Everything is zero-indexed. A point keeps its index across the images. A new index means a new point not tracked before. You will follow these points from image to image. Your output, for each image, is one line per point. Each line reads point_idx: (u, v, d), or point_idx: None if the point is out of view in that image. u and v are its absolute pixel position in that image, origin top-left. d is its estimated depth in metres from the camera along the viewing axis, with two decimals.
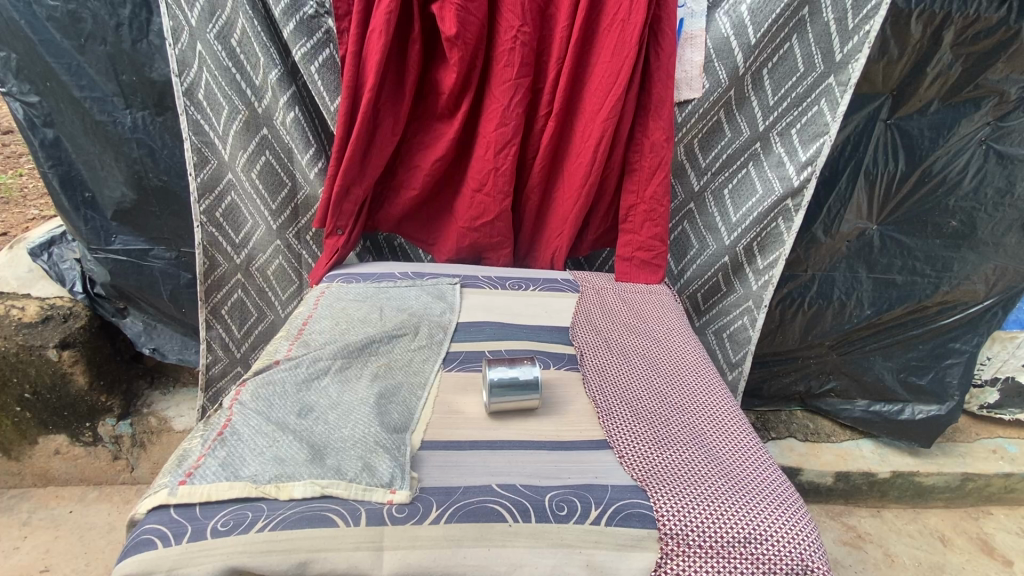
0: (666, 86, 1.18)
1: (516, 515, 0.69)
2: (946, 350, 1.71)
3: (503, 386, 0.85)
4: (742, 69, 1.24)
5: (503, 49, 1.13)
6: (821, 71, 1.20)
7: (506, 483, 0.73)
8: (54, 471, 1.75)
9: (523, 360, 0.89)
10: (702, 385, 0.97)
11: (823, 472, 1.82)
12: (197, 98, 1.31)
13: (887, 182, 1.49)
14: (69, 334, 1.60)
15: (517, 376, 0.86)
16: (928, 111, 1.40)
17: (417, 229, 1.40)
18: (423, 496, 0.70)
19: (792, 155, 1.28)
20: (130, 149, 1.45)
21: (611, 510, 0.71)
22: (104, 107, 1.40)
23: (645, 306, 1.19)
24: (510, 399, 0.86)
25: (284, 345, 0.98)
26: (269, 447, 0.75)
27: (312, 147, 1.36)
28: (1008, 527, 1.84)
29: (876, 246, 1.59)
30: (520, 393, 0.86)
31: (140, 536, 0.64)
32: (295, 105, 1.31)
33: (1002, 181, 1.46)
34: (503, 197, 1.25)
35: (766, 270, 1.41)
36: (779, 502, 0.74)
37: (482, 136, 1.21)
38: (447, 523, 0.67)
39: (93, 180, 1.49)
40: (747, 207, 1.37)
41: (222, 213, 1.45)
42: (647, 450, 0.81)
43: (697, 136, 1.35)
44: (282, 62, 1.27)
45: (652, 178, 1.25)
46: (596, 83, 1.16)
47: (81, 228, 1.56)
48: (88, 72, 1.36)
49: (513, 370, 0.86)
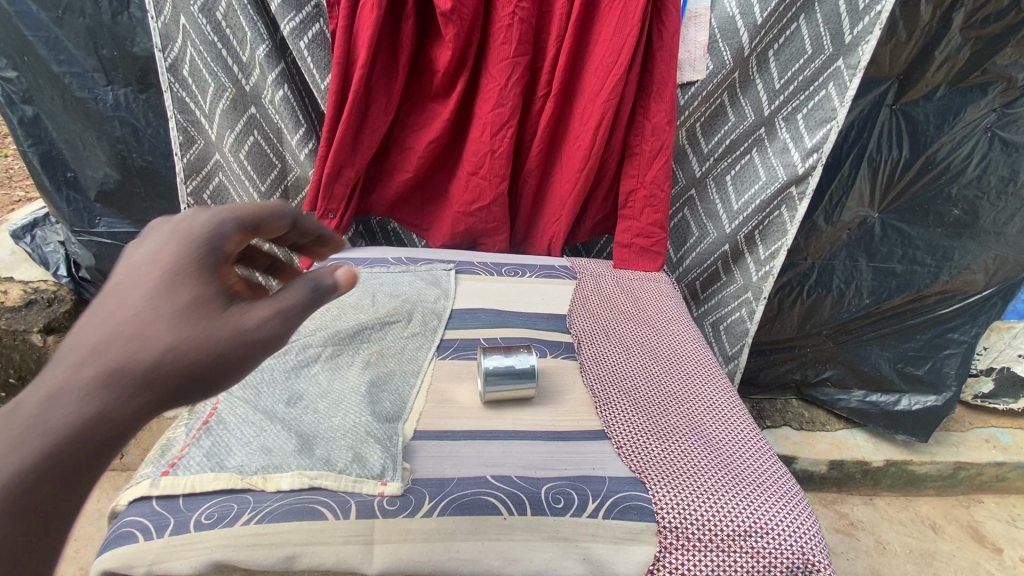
0: (668, 67, 1.14)
1: (510, 508, 0.67)
2: (943, 341, 1.70)
3: (499, 375, 0.83)
4: (747, 50, 1.19)
5: (500, 26, 1.08)
6: (829, 54, 1.16)
7: (501, 474, 0.71)
8: None
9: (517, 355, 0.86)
10: (700, 373, 0.95)
11: (817, 461, 1.82)
12: (182, 75, 1.26)
13: (891, 169, 1.46)
14: (53, 319, 1.54)
15: (513, 365, 0.84)
16: (935, 96, 1.36)
17: (410, 213, 1.37)
18: (414, 488, 0.68)
19: (798, 141, 1.25)
20: (112, 127, 1.40)
21: (609, 503, 0.69)
22: (85, 84, 1.34)
23: (644, 294, 1.17)
24: (507, 388, 0.83)
25: None
26: (256, 437, 0.72)
27: (301, 127, 1.31)
28: (999, 515, 1.85)
29: (876, 234, 1.57)
30: (515, 383, 0.84)
31: (120, 529, 0.62)
32: (283, 83, 1.25)
33: (1007, 169, 1.43)
34: (499, 181, 1.21)
35: (767, 261, 1.38)
36: (779, 493, 0.72)
37: (478, 117, 1.17)
38: (438, 517, 0.65)
39: (75, 160, 1.44)
40: (749, 194, 1.34)
41: (210, 195, 1.41)
42: (646, 441, 0.78)
43: (699, 119, 1.32)
44: (270, 38, 1.21)
45: (652, 163, 1.21)
46: (596, 63, 1.12)
47: (64, 210, 1.51)
48: (66, 46, 1.30)
49: (508, 359, 0.84)
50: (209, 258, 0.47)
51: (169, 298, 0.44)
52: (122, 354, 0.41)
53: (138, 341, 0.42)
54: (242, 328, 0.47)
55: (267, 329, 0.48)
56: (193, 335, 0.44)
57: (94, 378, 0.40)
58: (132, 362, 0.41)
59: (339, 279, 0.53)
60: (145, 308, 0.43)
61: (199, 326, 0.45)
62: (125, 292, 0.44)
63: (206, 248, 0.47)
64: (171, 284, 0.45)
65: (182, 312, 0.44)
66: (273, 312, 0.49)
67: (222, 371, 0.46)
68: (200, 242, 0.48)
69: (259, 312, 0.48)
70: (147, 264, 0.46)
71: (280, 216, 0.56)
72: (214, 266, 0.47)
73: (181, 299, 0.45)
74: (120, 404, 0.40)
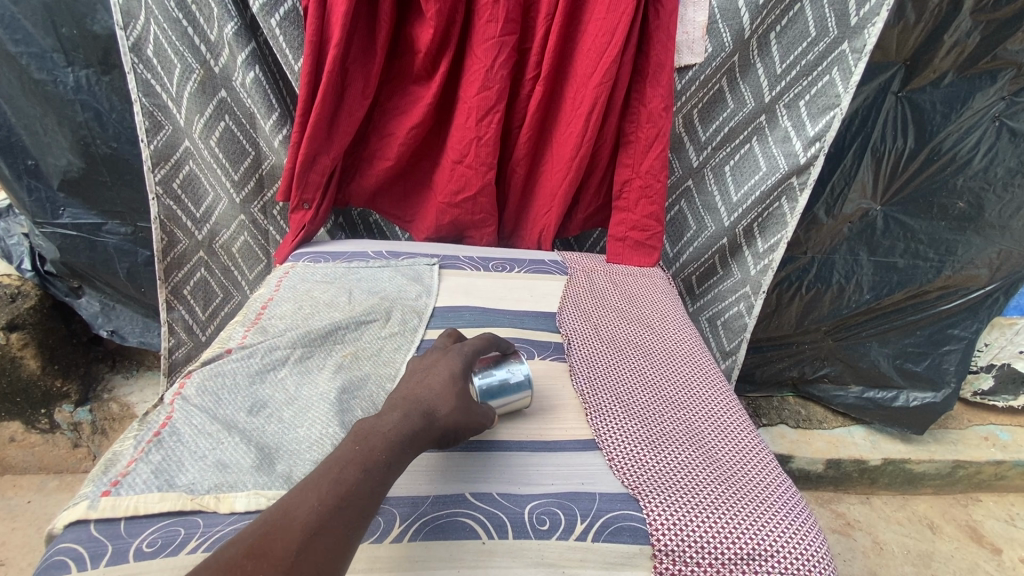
0: (666, 48, 1.06)
1: (490, 532, 0.61)
2: (944, 336, 1.65)
3: (492, 393, 0.73)
4: (748, 32, 1.13)
5: (485, 3, 1.01)
6: (834, 37, 1.09)
7: (481, 491, 0.65)
8: (10, 459, 1.65)
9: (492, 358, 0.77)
10: (698, 376, 0.89)
11: (814, 460, 1.79)
12: (146, 55, 1.17)
13: (894, 160, 1.41)
14: (17, 315, 1.48)
15: (506, 379, 0.74)
16: (942, 83, 1.30)
17: (392, 204, 1.29)
18: (384, 509, 0.61)
19: (799, 129, 1.19)
20: (74, 112, 1.31)
21: (599, 525, 0.63)
22: (43, 65, 1.25)
23: (638, 290, 1.11)
24: (501, 403, 0.74)
25: (239, 332, 0.89)
26: (212, 451, 0.66)
27: (275, 112, 1.23)
28: (997, 514, 1.82)
29: (878, 228, 1.51)
30: (506, 394, 0.74)
31: (52, 559, 0.55)
32: (254, 64, 1.17)
33: (1015, 160, 1.37)
34: (486, 170, 1.14)
35: (767, 254, 1.33)
36: (784, 511, 0.66)
37: (463, 102, 1.09)
38: (409, 542, 0.59)
39: (35, 147, 1.35)
40: (749, 185, 1.28)
41: (180, 184, 1.32)
42: (640, 452, 0.72)
43: (697, 106, 1.25)
44: (239, 15, 1.13)
45: (648, 152, 1.14)
46: (588, 44, 1.05)
47: (24, 200, 1.42)
48: (22, 24, 1.21)
49: (500, 373, 0.74)
50: (458, 360, 0.68)
51: (453, 382, 0.65)
52: (416, 411, 0.60)
53: (427, 408, 0.61)
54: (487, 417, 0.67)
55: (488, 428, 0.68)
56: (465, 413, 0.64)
57: (403, 426, 0.58)
58: (423, 423, 0.60)
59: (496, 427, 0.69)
60: (429, 387, 0.63)
61: (458, 402, 0.64)
62: (426, 384, 0.64)
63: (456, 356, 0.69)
64: (450, 376, 0.65)
65: (450, 390, 0.64)
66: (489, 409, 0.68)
67: (455, 436, 0.65)
68: (451, 354, 0.69)
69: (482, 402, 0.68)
70: (431, 366, 0.67)
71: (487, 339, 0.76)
72: (461, 363, 0.68)
73: (450, 382, 0.65)
74: (411, 446, 0.58)
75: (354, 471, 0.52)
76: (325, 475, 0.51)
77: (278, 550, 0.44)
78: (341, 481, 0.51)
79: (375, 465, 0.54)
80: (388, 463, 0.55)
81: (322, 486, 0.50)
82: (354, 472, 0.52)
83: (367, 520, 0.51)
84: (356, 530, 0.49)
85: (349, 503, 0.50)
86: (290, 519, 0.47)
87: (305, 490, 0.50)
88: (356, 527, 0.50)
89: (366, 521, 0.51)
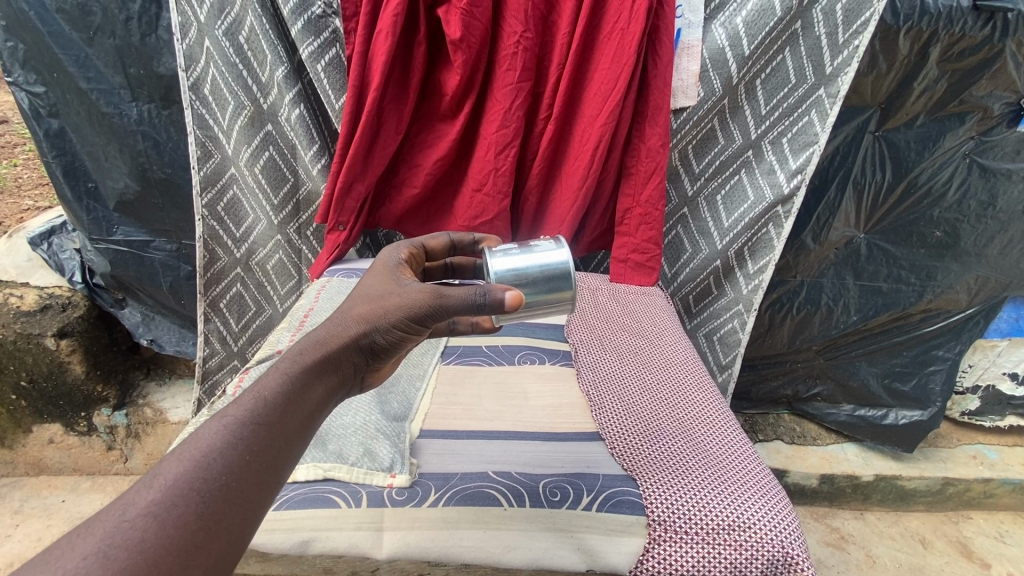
0: (663, 94, 1.21)
1: (510, 500, 0.73)
2: (928, 357, 1.76)
3: (534, 283, 0.73)
4: (735, 79, 1.28)
5: (505, 54, 1.16)
6: (811, 83, 1.24)
7: (501, 469, 0.77)
8: (47, 460, 1.76)
9: (488, 236, 0.89)
10: (691, 382, 1.00)
11: (808, 475, 1.87)
12: (203, 93, 1.34)
13: (875, 192, 1.54)
14: (67, 323, 1.61)
15: (545, 268, 0.74)
16: (915, 124, 1.44)
17: (416, 228, 1.41)
18: (422, 481, 0.74)
19: (782, 163, 1.32)
20: (134, 141, 1.47)
21: (602, 497, 0.74)
22: (111, 99, 1.42)
23: (638, 307, 1.23)
24: (546, 293, 0.74)
25: (286, 336, 1.02)
26: None
27: (315, 144, 1.38)
28: (987, 531, 1.89)
29: (862, 254, 1.63)
30: (547, 287, 0.74)
31: None
32: (299, 102, 1.33)
33: (985, 194, 1.51)
34: (502, 197, 1.27)
35: (756, 275, 1.46)
36: (761, 494, 0.76)
37: (483, 138, 1.24)
38: (444, 507, 0.71)
39: (96, 171, 1.51)
40: (739, 212, 1.41)
41: (224, 207, 1.47)
42: (636, 442, 0.83)
43: (691, 143, 1.39)
44: (289, 60, 1.29)
45: (647, 183, 1.28)
46: (595, 89, 1.19)
47: (82, 218, 1.57)
48: (95, 64, 1.37)
49: (538, 263, 0.74)
50: (378, 274, 0.71)
51: (361, 298, 0.67)
52: (320, 332, 0.63)
53: (338, 320, 0.64)
54: (412, 308, 0.63)
55: (424, 317, 0.64)
56: (378, 316, 0.64)
57: (293, 357, 0.59)
58: (332, 334, 0.63)
59: (499, 302, 0.62)
60: (342, 307, 0.67)
61: (373, 301, 0.65)
62: (341, 307, 0.67)
63: (389, 264, 0.73)
64: (364, 294, 0.67)
65: (366, 296, 0.67)
66: (431, 287, 0.64)
67: (383, 334, 0.64)
68: (378, 270, 0.73)
69: (417, 285, 0.66)
70: (354, 290, 0.70)
71: (436, 237, 0.86)
72: (383, 275, 0.71)
73: (363, 296, 0.67)
74: (302, 371, 0.58)
75: (212, 423, 0.51)
76: (181, 444, 0.50)
77: (118, 514, 0.43)
78: (197, 437, 0.50)
79: (242, 415, 0.52)
80: (263, 402, 0.54)
81: (173, 458, 0.48)
82: (214, 427, 0.51)
83: (245, 463, 0.50)
84: (216, 476, 0.48)
85: (210, 456, 0.49)
86: (121, 505, 0.44)
87: (168, 457, 0.49)
88: (221, 489, 0.48)
89: (236, 468, 0.49)
